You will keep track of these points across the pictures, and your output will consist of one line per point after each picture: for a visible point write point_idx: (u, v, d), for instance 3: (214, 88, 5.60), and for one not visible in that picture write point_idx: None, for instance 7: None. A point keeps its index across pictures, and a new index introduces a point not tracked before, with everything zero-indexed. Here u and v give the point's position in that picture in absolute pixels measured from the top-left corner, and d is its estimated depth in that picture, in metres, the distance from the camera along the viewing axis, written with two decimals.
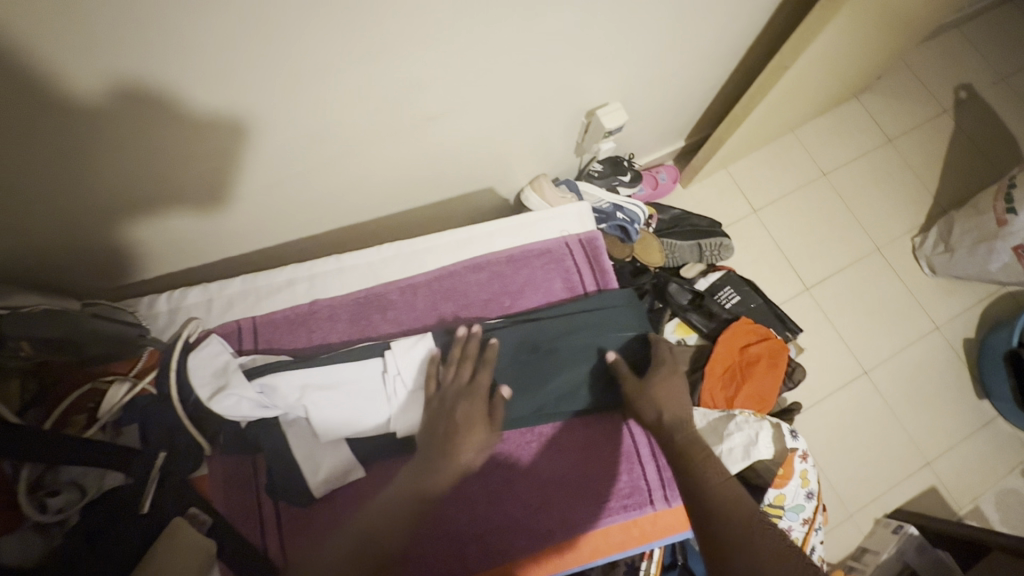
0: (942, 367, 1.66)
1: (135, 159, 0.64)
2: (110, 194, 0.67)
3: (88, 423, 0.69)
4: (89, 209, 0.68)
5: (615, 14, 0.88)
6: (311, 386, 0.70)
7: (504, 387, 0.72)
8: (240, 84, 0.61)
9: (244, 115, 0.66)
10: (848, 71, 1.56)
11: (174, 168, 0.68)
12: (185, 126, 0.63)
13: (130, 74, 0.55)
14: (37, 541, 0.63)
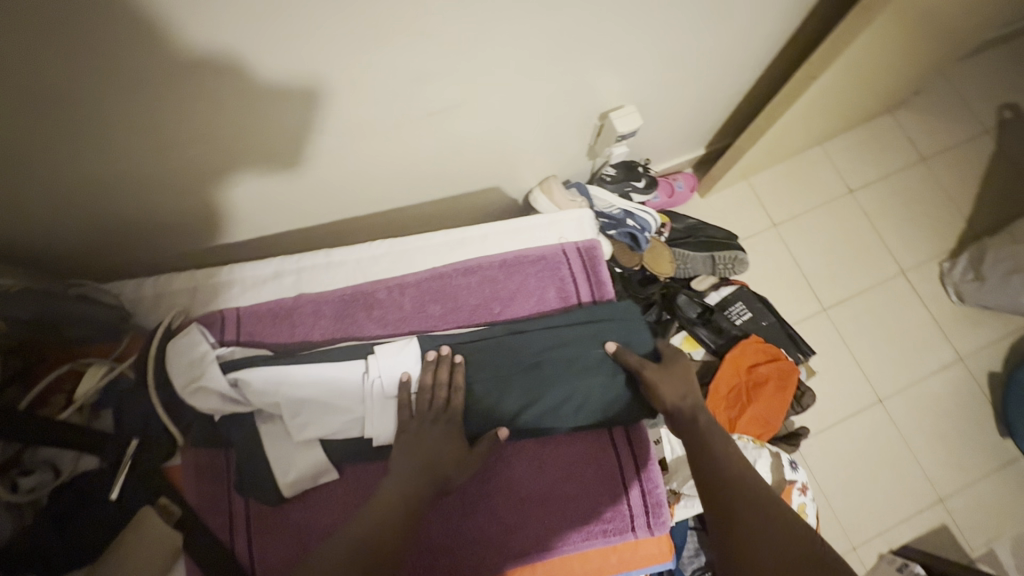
0: (962, 400, 1.58)
1: (132, 137, 0.65)
2: (108, 167, 0.68)
3: (64, 404, 0.68)
4: (90, 179, 0.69)
5: (629, 13, 0.83)
6: (286, 384, 0.68)
7: (501, 429, 0.68)
8: (223, 67, 0.59)
9: (230, 100, 0.64)
10: (882, 84, 1.48)
11: (174, 148, 0.68)
12: (183, 110, 0.63)
13: (106, 51, 0.53)
14: (7, 522, 0.62)
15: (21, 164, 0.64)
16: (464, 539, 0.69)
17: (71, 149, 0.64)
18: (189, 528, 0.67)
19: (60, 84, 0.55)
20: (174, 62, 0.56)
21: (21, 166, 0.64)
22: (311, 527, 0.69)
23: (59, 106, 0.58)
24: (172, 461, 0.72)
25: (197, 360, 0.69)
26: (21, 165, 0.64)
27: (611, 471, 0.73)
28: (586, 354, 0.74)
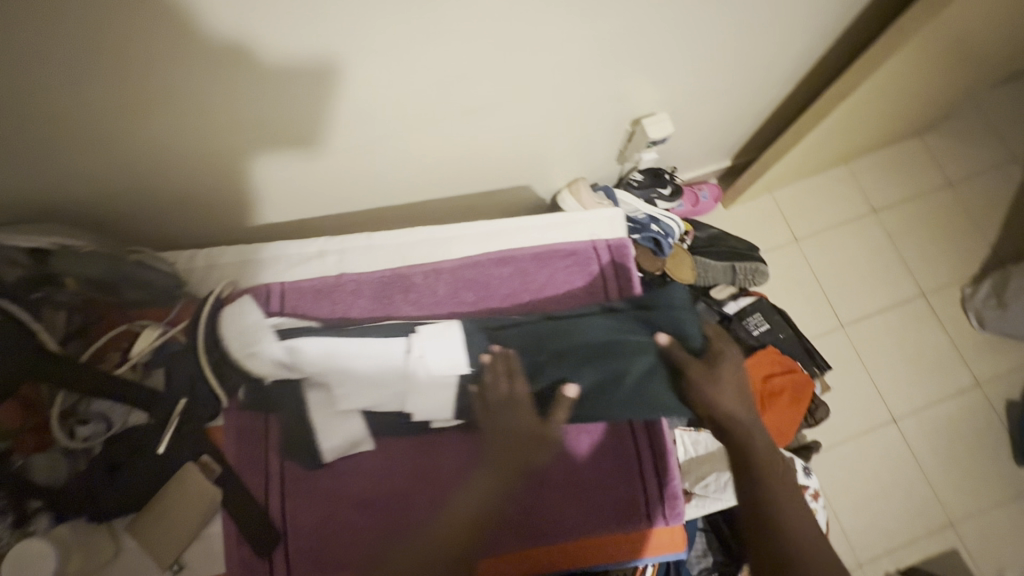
0: (978, 426, 1.57)
1: (195, 118, 0.70)
2: (171, 145, 0.74)
3: (120, 360, 0.73)
4: (153, 157, 0.75)
5: (669, 22, 0.87)
6: (335, 356, 0.72)
7: (570, 386, 0.72)
8: (289, 52, 0.64)
9: (291, 83, 0.69)
10: (912, 105, 1.49)
11: (233, 130, 0.74)
12: (245, 93, 0.68)
13: (188, 29, 0.58)
14: (65, 463, 0.69)
15: (94, 142, 0.70)
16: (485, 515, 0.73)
17: (141, 130, 0.70)
18: (226, 485, 0.72)
19: (141, 68, 0.61)
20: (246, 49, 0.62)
21: (95, 143, 0.70)
22: (343, 493, 0.73)
23: (137, 88, 0.64)
24: (215, 423, 0.76)
25: (250, 327, 0.74)
26: (96, 143, 0.70)
27: (629, 461, 0.76)
28: (633, 346, 0.74)
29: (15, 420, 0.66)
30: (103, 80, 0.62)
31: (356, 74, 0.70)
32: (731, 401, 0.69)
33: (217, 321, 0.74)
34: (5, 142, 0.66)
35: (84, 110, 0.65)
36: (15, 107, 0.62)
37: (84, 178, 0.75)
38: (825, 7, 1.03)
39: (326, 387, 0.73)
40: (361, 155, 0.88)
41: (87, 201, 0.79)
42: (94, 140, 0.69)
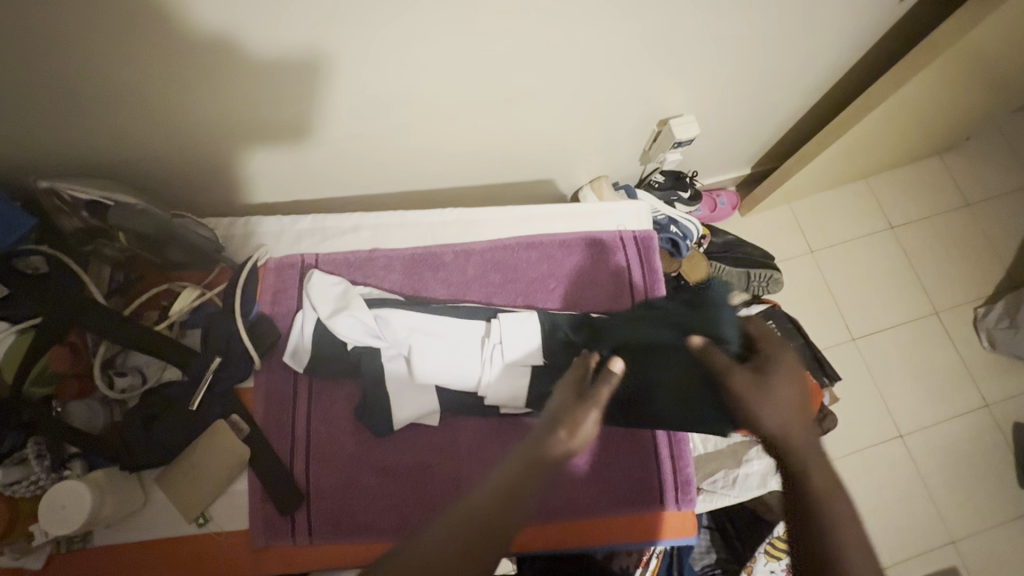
0: (986, 447, 1.57)
1: (243, 90, 0.72)
2: (216, 119, 0.77)
3: (159, 317, 0.76)
4: (197, 129, 0.78)
5: (704, 24, 0.89)
6: (418, 330, 0.74)
7: (615, 361, 0.65)
8: (341, 30, 0.66)
9: (339, 61, 0.71)
10: (934, 124, 1.51)
11: (277, 107, 0.77)
12: (293, 70, 0.71)
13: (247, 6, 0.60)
14: (102, 412, 0.71)
15: (143, 112, 0.72)
16: None
17: (189, 104, 0.73)
18: (255, 444, 0.74)
19: (198, 44, 0.64)
20: (301, 31, 0.65)
21: (144, 113, 0.73)
22: (368, 460, 0.75)
23: (192, 64, 0.66)
24: (245, 385, 0.78)
25: (334, 297, 0.76)
26: (145, 112, 0.73)
27: (646, 445, 0.79)
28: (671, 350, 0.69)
29: (63, 363, 0.68)
30: (162, 50, 0.63)
31: (401, 55, 0.73)
32: (784, 421, 0.56)
33: (310, 290, 0.77)
34: (60, 107, 0.69)
35: (137, 81, 0.67)
36: (74, 75, 0.65)
37: (136, 140, 0.77)
38: (856, 18, 1.04)
39: (403, 360, 0.75)
40: (396, 135, 0.90)
41: (134, 166, 0.82)
42: (147, 105, 0.72)
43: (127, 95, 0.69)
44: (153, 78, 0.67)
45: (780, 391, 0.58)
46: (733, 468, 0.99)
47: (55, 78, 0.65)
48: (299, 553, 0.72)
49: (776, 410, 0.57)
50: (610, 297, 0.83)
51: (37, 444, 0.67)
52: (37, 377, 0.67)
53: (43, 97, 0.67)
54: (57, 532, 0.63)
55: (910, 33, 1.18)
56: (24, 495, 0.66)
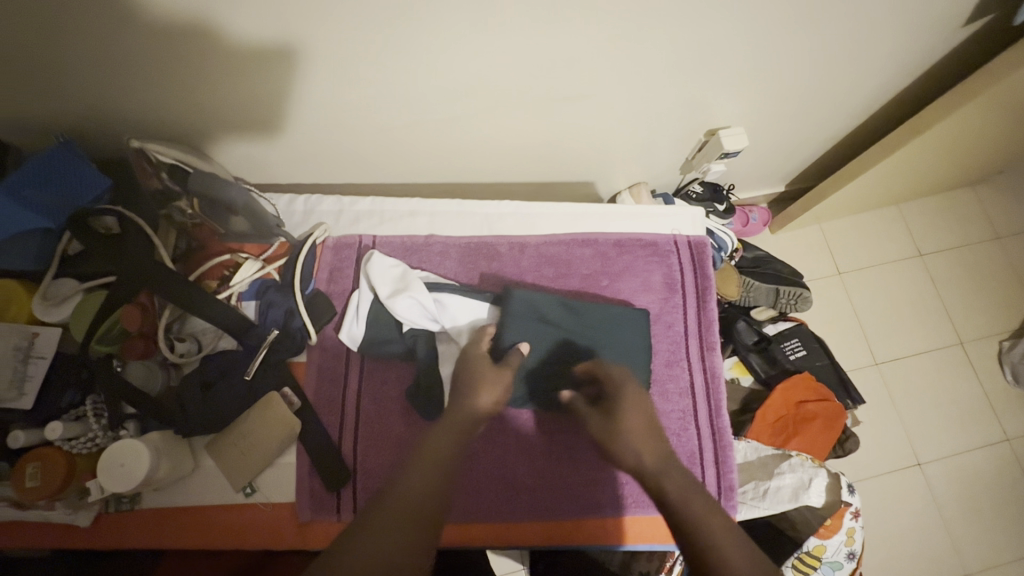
0: (1006, 482, 1.55)
1: (316, 67, 0.73)
2: (284, 95, 0.77)
3: (221, 287, 0.76)
4: (265, 105, 0.78)
5: (767, 36, 0.89)
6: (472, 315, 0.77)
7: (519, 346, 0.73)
8: (418, 14, 0.67)
9: (410, 44, 0.72)
10: (974, 154, 1.51)
11: (345, 87, 0.78)
12: (365, 51, 0.72)
13: None
14: (160, 375, 0.72)
15: (216, 86, 0.73)
16: (548, 480, 0.76)
17: (261, 80, 0.73)
18: (305, 418, 0.74)
19: (281, 22, 0.65)
20: (381, 12, 0.66)
21: (217, 87, 0.73)
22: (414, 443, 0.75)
23: (272, 40, 0.67)
24: (297, 358, 0.79)
25: (393, 279, 0.77)
26: (218, 87, 0.73)
27: (692, 448, 0.77)
28: (637, 350, 0.77)
29: (135, 324, 0.67)
30: (247, 23, 0.64)
31: (470, 45, 0.74)
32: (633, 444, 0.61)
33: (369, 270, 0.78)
34: (138, 76, 0.70)
35: (217, 55, 0.68)
36: (159, 46, 0.66)
37: (207, 113, 0.78)
38: (914, 42, 1.05)
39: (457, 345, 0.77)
40: (454, 124, 0.91)
41: (199, 138, 0.83)
42: (222, 80, 0.72)
43: (209, 70, 0.70)
44: (235, 54, 0.68)
45: (627, 421, 0.64)
46: (764, 481, 0.99)
47: (140, 48, 0.65)
48: (340, 531, 0.73)
49: (629, 442, 0.61)
50: (662, 299, 0.84)
51: (96, 404, 0.68)
52: (101, 335, 0.67)
53: (124, 64, 0.68)
54: (116, 489, 0.63)
55: (964, 61, 1.18)
56: (81, 451, 0.67)
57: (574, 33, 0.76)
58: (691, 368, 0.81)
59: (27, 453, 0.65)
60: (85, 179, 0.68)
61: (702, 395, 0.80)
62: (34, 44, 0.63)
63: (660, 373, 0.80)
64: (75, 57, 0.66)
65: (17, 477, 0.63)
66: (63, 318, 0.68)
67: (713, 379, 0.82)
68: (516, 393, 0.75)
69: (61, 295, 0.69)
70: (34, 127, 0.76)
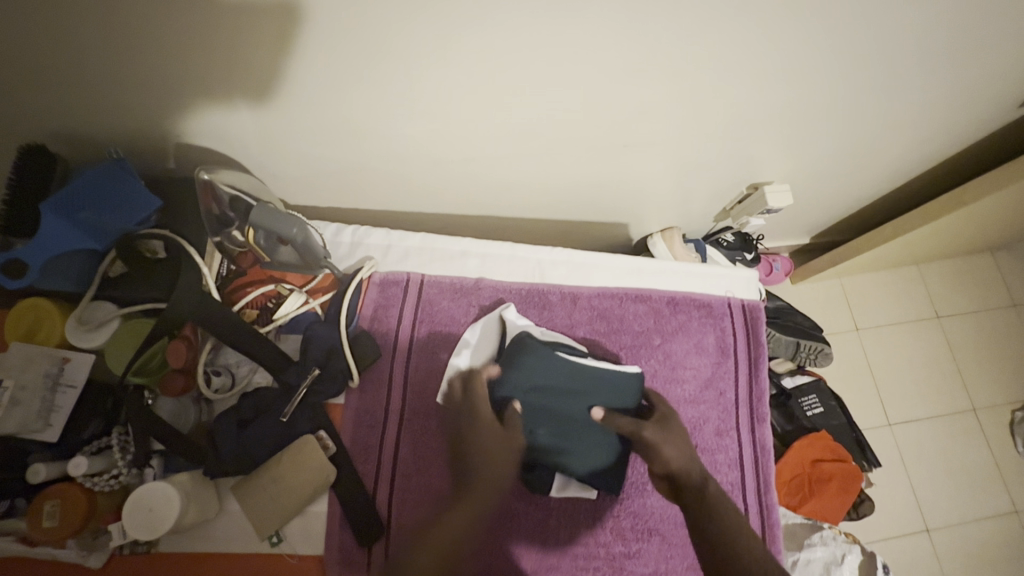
0: (1018, 557, 1.47)
1: (368, 90, 0.69)
2: (329, 114, 0.73)
3: (263, 319, 0.73)
4: (308, 122, 0.75)
5: (823, 98, 0.87)
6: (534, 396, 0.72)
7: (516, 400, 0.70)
8: (459, 46, 0.63)
9: (442, 70, 0.67)
10: (999, 223, 1.48)
11: (396, 111, 0.74)
12: (437, 79, 0.69)
13: (401, 9, 0.57)
14: (193, 410, 0.69)
15: (266, 102, 0.70)
16: (590, 550, 0.73)
17: (319, 99, 0.70)
18: (340, 463, 0.70)
19: (371, 49, 0.63)
20: (471, 47, 0.64)
21: (266, 101, 0.70)
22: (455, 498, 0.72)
23: (352, 66, 0.65)
24: (335, 400, 0.75)
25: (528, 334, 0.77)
26: (270, 103, 0.70)
27: (740, 522, 0.77)
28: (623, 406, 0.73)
29: (180, 359, 0.64)
30: (307, 46, 0.61)
31: (543, 82, 0.71)
32: None
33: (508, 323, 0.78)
34: (206, 92, 0.67)
35: (277, 71, 0.65)
36: (235, 65, 0.63)
37: (259, 130, 0.75)
38: (968, 117, 1.05)
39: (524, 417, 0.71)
40: (489, 155, 0.87)
41: (237, 152, 0.79)
42: (279, 98, 0.69)
43: (269, 85, 0.67)
44: (299, 78, 0.66)
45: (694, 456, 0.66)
46: (794, 551, 0.96)
47: (212, 63, 0.63)
48: None
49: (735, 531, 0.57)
50: (715, 362, 0.84)
51: (122, 434, 0.64)
52: (140, 366, 0.65)
53: (193, 78, 0.65)
54: (141, 536, 0.59)
55: (1007, 133, 1.17)
56: (103, 489, 0.62)
57: (649, 80, 0.74)
58: (740, 439, 0.81)
59: (48, 489, 0.60)
60: (132, 199, 0.64)
61: (750, 468, 0.80)
62: (107, 54, 0.60)
63: (710, 442, 0.80)
64: (145, 67, 0.62)
65: (33, 513, 0.59)
66: (98, 343, 0.64)
67: (762, 452, 0.82)
68: (569, 455, 0.71)
69: (97, 320, 0.65)
70: (60, 131, 0.71)
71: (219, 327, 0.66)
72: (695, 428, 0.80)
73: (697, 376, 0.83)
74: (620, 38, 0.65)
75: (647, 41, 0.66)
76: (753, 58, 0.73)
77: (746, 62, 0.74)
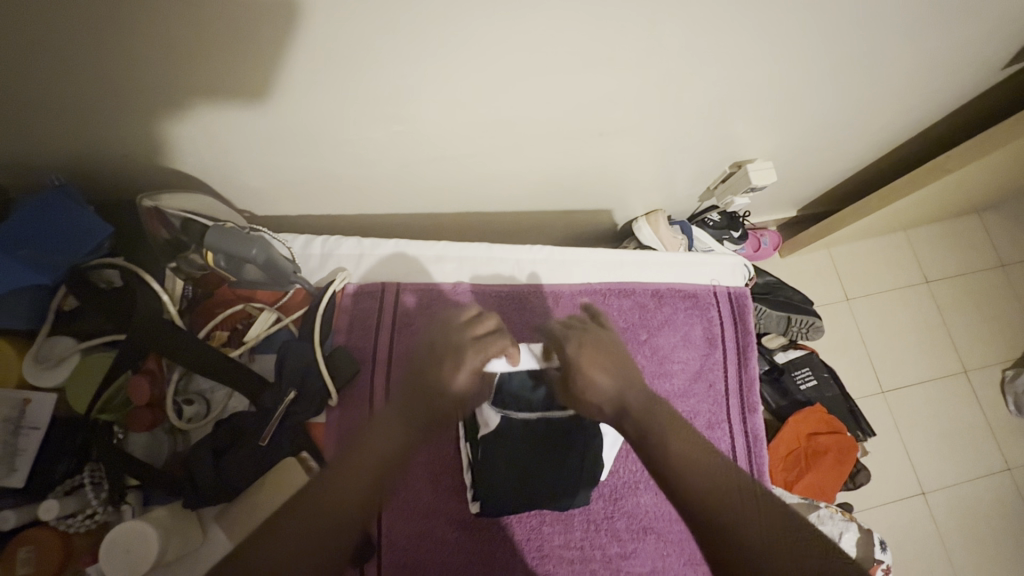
0: (1010, 514, 1.49)
1: (325, 96, 0.66)
2: (284, 121, 0.69)
3: (234, 341, 0.71)
4: (262, 131, 0.70)
5: (801, 73, 0.83)
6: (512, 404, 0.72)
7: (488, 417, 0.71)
8: (409, 48, 0.60)
9: (393, 74, 0.64)
10: (986, 185, 1.46)
11: (354, 116, 0.70)
12: (397, 79, 0.65)
13: (343, 16, 0.54)
14: (165, 441, 0.66)
15: (215, 115, 0.66)
16: (586, 553, 0.73)
17: (271, 108, 0.66)
18: None
19: (322, 56, 0.59)
20: (423, 51, 0.61)
21: (213, 112, 0.65)
22: (446, 510, 0.72)
23: (298, 74, 0.61)
24: (317, 420, 0.73)
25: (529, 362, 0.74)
26: (218, 114, 0.66)
27: None
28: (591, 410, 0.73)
29: (142, 393, 0.62)
30: (250, 56, 0.57)
31: (505, 76, 0.68)
32: None
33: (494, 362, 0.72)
34: (148, 107, 0.63)
35: (222, 82, 0.61)
36: (176, 80, 0.59)
37: (211, 142, 0.71)
38: (952, 81, 1.02)
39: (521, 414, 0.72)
40: (458, 153, 0.84)
41: (191, 166, 0.75)
42: (228, 109, 0.65)
43: (217, 100, 0.63)
44: (249, 88, 0.62)
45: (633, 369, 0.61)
46: None
47: (146, 76, 0.58)
48: None
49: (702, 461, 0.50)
50: (702, 353, 0.83)
51: (94, 470, 0.62)
52: (105, 404, 0.62)
53: (136, 97, 0.61)
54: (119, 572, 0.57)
55: (992, 95, 1.14)
56: (79, 530, 0.60)
57: (616, 70, 0.71)
58: (732, 430, 0.81)
59: (19, 535, 0.58)
60: (80, 228, 0.61)
61: (743, 459, 0.80)
62: (40, 76, 0.57)
63: (701, 436, 0.79)
64: (83, 87, 0.59)
65: (5, 560, 0.57)
66: (57, 381, 0.62)
67: (754, 441, 0.81)
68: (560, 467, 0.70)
69: (56, 357, 0.63)
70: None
71: (185, 357, 0.64)
72: (685, 423, 0.79)
73: (685, 370, 0.82)
74: (586, 21, 0.61)
75: (609, 29, 0.63)
76: (722, 39, 0.70)
77: (715, 42, 0.70)
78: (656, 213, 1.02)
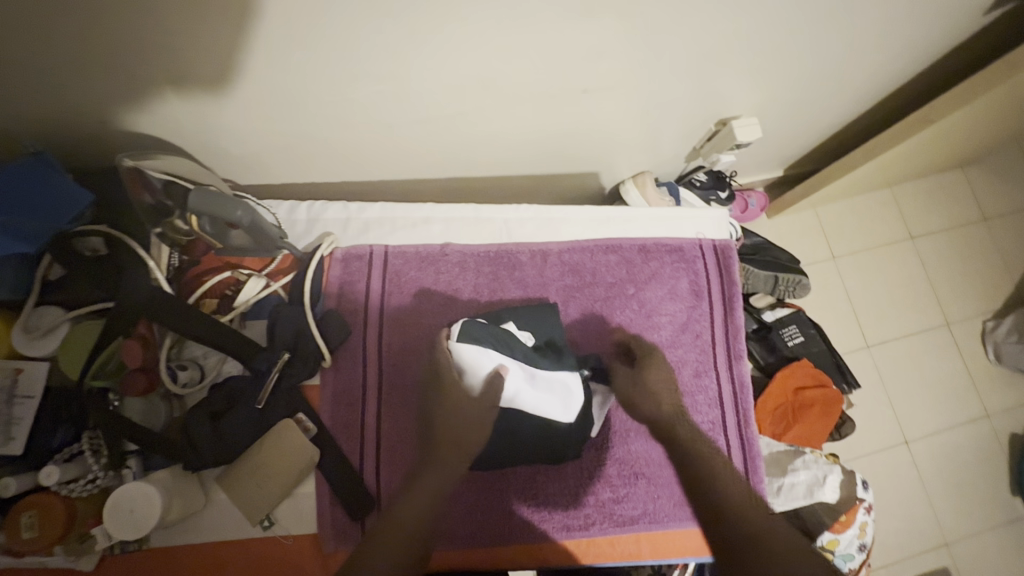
0: (987, 458, 1.55)
1: (301, 60, 0.64)
2: (260, 86, 0.68)
3: (224, 307, 0.71)
4: (237, 97, 0.69)
5: (783, 24, 0.83)
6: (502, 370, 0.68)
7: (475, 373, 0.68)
8: (379, 6, 0.58)
9: (365, 35, 0.62)
10: (968, 139, 1.47)
11: (328, 78, 0.69)
12: (367, 40, 0.63)
13: None
14: (162, 408, 0.67)
15: (186, 81, 0.64)
16: (580, 499, 0.75)
17: (244, 71, 0.65)
18: (323, 445, 0.70)
19: (292, 16, 0.57)
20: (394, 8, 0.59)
21: (185, 78, 0.64)
22: None
23: (267, 35, 0.59)
24: (311, 382, 0.74)
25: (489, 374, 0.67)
26: (191, 80, 0.64)
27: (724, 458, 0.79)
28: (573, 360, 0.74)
29: (136, 357, 0.61)
30: (218, 18, 0.56)
31: (481, 34, 0.66)
32: None
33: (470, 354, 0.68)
34: (117, 74, 0.62)
35: (193, 46, 0.59)
36: (146, 45, 0.58)
37: (188, 110, 0.69)
38: (933, 30, 1.02)
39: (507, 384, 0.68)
40: (439, 115, 0.82)
41: (168, 135, 0.74)
42: (201, 74, 0.64)
43: (190, 66, 0.62)
44: (222, 51, 0.61)
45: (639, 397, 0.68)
46: (779, 477, 1.00)
47: (114, 41, 0.57)
48: None
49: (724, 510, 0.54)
50: (689, 305, 0.84)
51: (93, 438, 0.62)
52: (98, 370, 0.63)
53: (107, 60, 0.59)
54: (126, 536, 0.59)
55: (973, 44, 1.14)
56: (82, 495, 0.61)
57: (593, 25, 0.70)
58: (719, 378, 0.83)
59: (22, 501, 0.59)
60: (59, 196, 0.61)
61: (730, 405, 0.82)
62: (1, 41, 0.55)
63: (689, 384, 0.81)
64: (47, 51, 0.57)
65: (10, 525, 0.58)
66: (50, 350, 0.63)
67: (741, 388, 0.83)
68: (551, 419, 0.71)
69: (45, 326, 0.63)
70: None
71: (174, 322, 0.64)
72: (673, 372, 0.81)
73: (672, 322, 0.83)
74: None
75: None
76: None
77: None
78: (642, 173, 1.02)
